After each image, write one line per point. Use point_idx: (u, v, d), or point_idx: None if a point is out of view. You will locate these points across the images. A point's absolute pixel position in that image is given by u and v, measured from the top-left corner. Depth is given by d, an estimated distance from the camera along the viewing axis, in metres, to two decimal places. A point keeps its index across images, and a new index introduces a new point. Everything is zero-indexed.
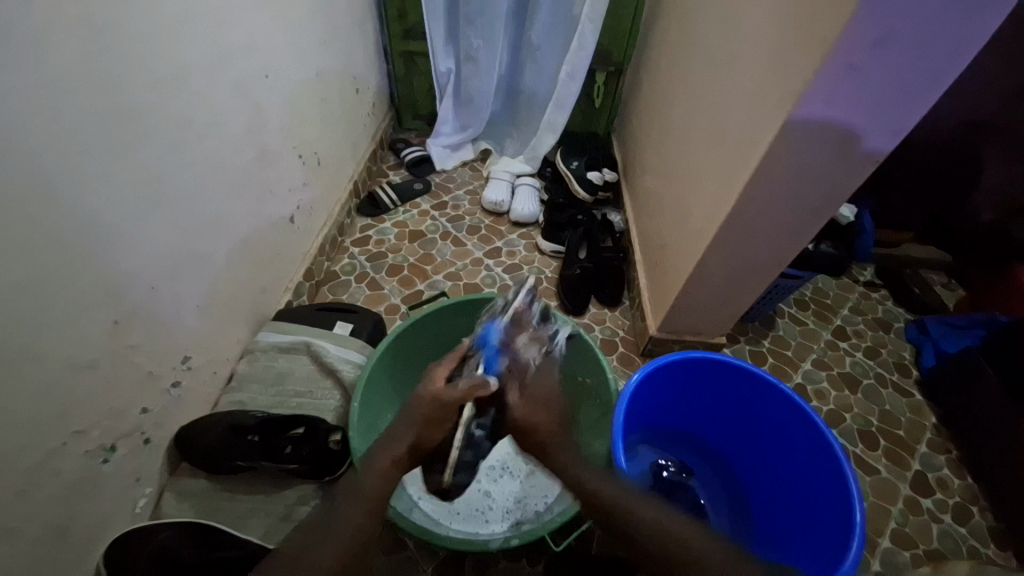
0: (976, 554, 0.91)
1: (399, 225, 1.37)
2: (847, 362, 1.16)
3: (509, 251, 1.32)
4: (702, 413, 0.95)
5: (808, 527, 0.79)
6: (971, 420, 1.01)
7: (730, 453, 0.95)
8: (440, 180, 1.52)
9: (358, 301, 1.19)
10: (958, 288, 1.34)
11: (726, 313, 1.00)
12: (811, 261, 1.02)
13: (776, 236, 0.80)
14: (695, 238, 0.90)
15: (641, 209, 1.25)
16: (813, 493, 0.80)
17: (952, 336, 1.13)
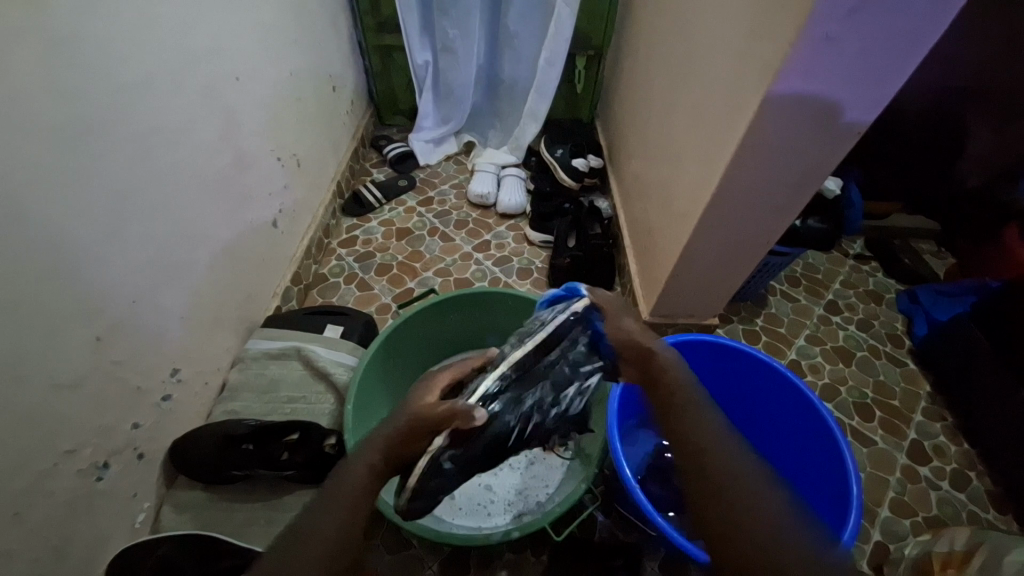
0: (975, 518, 0.92)
1: (386, 223, 1.36)
2: (840, 335, 1.17)
3: (498, 244, 1.31)
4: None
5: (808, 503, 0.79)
6: (967, 386, 1.02)
7: None
8: (425, 176, 1.50)
9: (349, 302, 1.18)
10: (948, 256, 1.33)
11: (717, 294, 1.00)
12: (799, 237, 1.02)
13: (762, 213, 0.80)
14: (681, 220, 0.89)
15: (627, 193, 1.24)
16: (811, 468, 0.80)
17: (943, 303, 1.14)
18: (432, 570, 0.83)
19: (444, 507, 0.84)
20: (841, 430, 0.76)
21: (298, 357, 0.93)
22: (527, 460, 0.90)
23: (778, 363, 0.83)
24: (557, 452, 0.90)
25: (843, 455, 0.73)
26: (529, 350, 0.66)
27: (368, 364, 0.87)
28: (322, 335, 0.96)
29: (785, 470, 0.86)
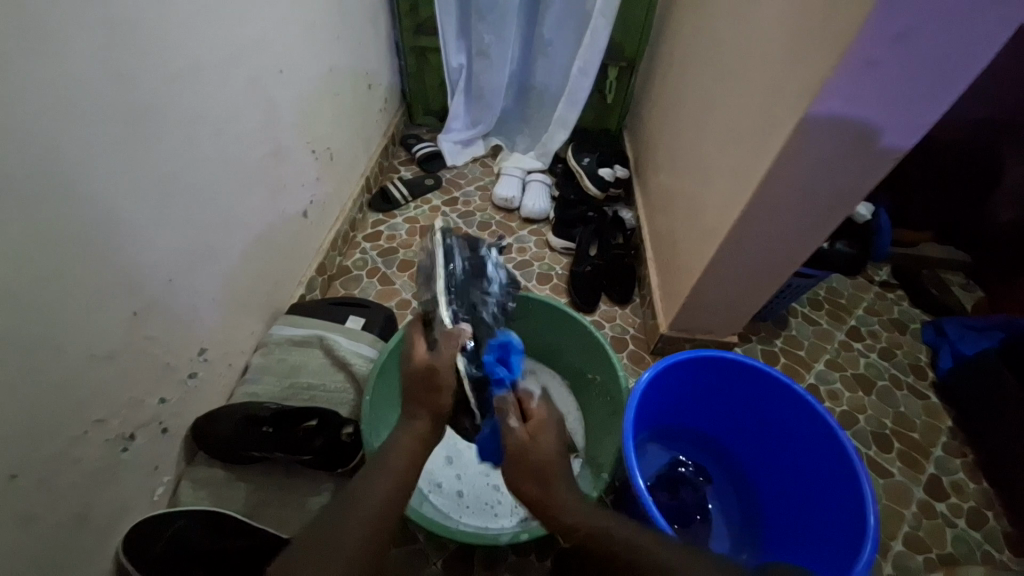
0: (992, 560, 0.89)
1: (410, 220, 1.38)
2: (861, 363, 1.15)
3: (520, 248, 1.32)
4: (715, 414, 0.94)
5: (822, 534, 0.78)
6: (990, 423, 0.99)
7: (745, 458, 0.94)
8: (451, 176, 1.52)
9: (370, 295, 1.20)
10: (977, 289, 1.30)
11: (738, 312, 0.99)
12: (826, 260, 1.01)
13: (791, 234, 0.80)
14: (707, 236, 0.89)
15: (653, 206, 1.24)
16: (825, 497, 0.79)
17: (970, 338, 1.11)
18: (436, 566, 0.83)
19: (453, 504, 0.85)
20: (861, 461, 0.74)
21: (320, 345, 0.95)
22: None
23: (799, 387, 0.82)
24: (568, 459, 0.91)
25: (861, 486, 0.72)
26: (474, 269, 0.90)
27: (387, 357, 0.89)
28: (343, 326, 0.98)
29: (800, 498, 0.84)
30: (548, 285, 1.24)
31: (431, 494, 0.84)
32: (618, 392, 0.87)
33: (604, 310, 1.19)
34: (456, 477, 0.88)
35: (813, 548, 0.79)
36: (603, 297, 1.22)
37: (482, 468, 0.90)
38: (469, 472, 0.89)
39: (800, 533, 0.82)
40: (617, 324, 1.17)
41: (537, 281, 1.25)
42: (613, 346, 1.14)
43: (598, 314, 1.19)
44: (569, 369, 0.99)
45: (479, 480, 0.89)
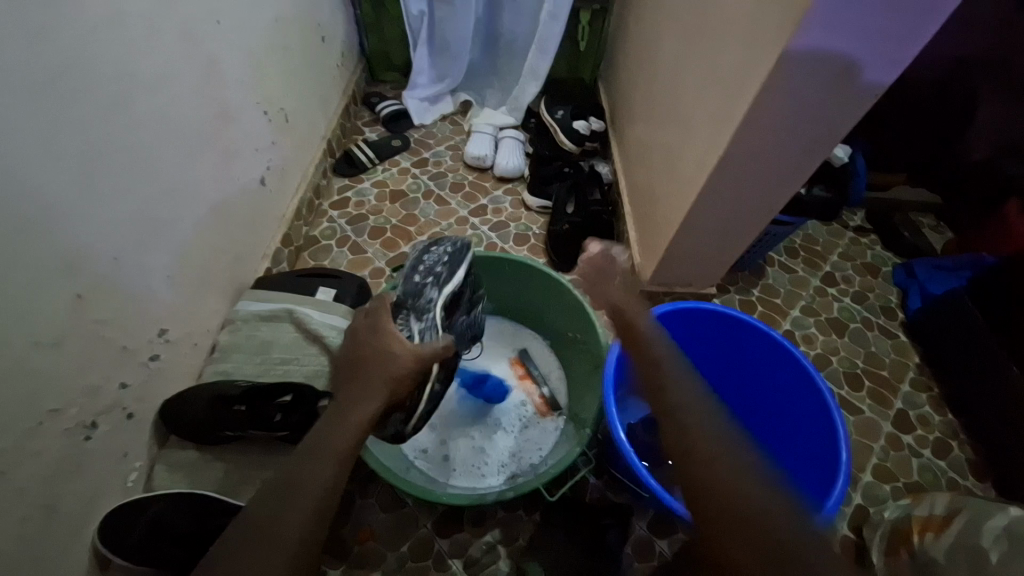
0: (955, 485, 0.95)
1: (379, 184, 1.31)
2: (835, 307, 1.17)
3: (495, 209, 1.28)
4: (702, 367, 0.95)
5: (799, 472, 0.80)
6: (957, 356, 1.03)
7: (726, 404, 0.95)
8: (419, 136, 1.45)
9: (341, 266, 1.15)
10: (946, 232, 1.34)
11: (716, 262, 0.99)
12: (804, 207, 1.00)
13: (768, 179, 0.78)
14: (684, 185, 0.87)
15: (630, 159, 1.20)
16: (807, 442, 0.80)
17: (939, 278, 1.14)
18: (427, 528, 0.84)
19: (438, 471, 0.85)
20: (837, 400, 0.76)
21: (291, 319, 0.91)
22: (522, 424, 0.91)
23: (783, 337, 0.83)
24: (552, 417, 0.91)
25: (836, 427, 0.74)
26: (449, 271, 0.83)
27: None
28: (312, 298, 0.94)
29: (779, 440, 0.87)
30: (526, 245, 1.21)
31: (417, 459, 0.85)
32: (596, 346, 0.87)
33: None
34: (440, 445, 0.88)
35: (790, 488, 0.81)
36: None
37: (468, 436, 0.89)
38: (454, 436, 0.89)
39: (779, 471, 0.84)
40: None
41: (515, 242, 1.22)
42: (594, 304, 1.13)
43: (577, 273, 1.17)
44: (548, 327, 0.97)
45: (464, 446, 0.88)
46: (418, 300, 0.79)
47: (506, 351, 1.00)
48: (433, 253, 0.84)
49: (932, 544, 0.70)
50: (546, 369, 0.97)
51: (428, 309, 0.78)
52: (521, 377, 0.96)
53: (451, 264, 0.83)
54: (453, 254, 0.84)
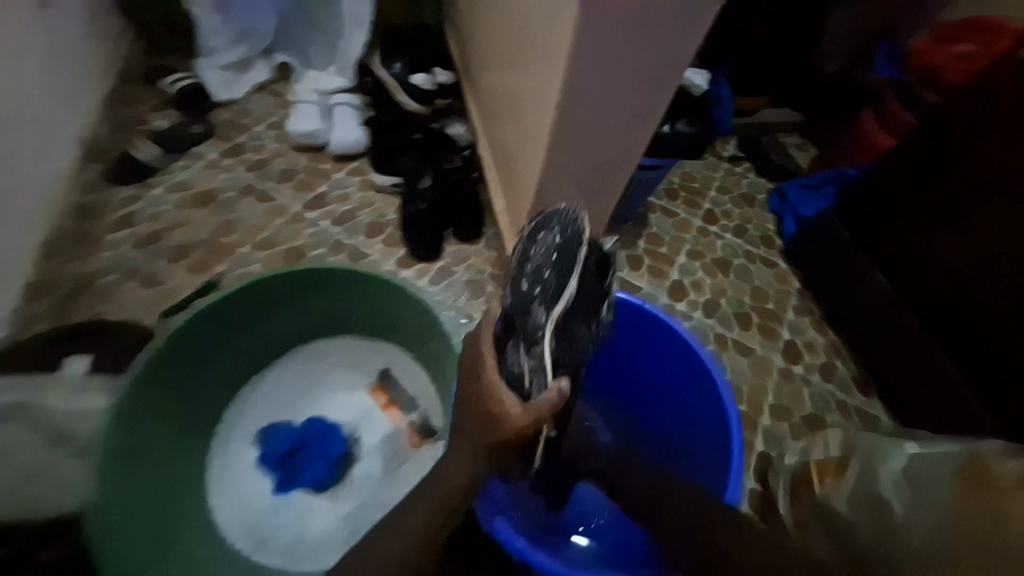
0: (843, 406, 0.97)
1: (180, 188, 1.04)
2: (719, 246, 1.13)
3: (338, 197, 1.06)
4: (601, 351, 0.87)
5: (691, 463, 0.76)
6: (833, 275, 1.03)
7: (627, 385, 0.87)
8: (229, 117, 1.16)
9: (138, 305, 0.90)
10: (811, 148, 1.32)
11: (591, 224, 0.88)
12: (669, 146, 0.93)
13: (619, 119, 0.69)
14: (534, 140, 0.75)
15: (486, 112, 1.03)
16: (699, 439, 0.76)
17: (808, 197, 1.15)
18: None
19: (288, 556, 0.79)
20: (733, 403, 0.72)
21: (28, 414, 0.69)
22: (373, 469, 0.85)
23: (677, 323, 0.78)
24: (427, 447, 0.85)
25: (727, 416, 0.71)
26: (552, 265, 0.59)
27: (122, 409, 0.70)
28: (59, 377, 0.73)
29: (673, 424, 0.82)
30: (381, 236, 1.02)
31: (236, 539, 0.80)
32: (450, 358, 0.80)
33: (453, 251, 1.01)
34: (289, 524, 0.81)
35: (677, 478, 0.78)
36: (449, 235, 1.02)
37: (324, 503, 0.83)
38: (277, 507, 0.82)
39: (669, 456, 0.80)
40: (471, 265, 0.99)
41: (367, 233, 1.02)
42: (471, 292, 0.97)
43: (447, 258, 1.01)
44: (402, 343, 0.88)
45: (319, 516, 0.82)
46: (527, 322, 0.57)
47: (361, 378, 0.92)
48: (549, 231, 0.60)
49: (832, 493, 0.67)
50: (411, 390, 0.89)
51: (540, 335, 0.57)
52: (383, 407, 0.89)
53: (564, 264, 0.59)
54: (563, 247, 0.59)
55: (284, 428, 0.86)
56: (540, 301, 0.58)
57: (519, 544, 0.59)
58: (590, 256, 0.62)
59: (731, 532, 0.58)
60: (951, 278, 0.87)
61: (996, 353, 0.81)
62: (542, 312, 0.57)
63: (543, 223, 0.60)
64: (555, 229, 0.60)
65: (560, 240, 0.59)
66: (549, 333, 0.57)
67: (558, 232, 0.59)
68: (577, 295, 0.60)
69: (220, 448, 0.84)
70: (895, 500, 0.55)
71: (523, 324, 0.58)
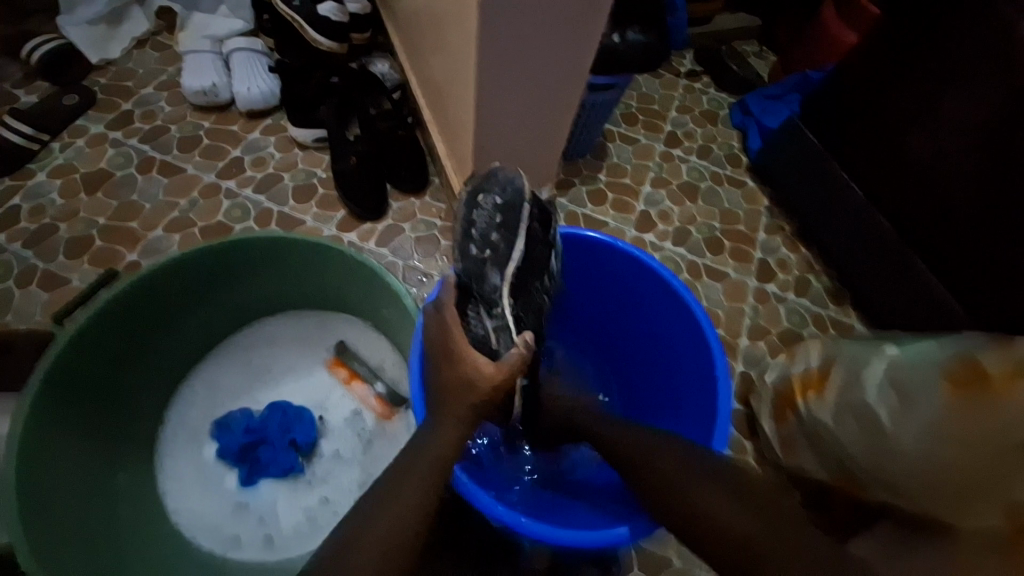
0: (820, 318, 0.94)
1: (62, 172, 0.88)
2: (684, 170, 1.06)
3: (255, 161, 0.92)
4: (572, 303, 0.78)
5: (675, 404, 0.68)
6: (800, 188, 0.99)
7: (603, 332, 0.79)
8: (109, 81, 0.98)
9: (35, 314, 0.77)
10: (769, 54, 1.24)
11: (544, 155, 0.79)
12: (620, 60, 0.81)
13: (556, 23, 0.59)
14: (461, 62, 0.65)
15: (410, 42, 0.89)
16: (680, 375, 0.68)
17: (771, 108, 1.07)
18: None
19: (263, 553, 0.65)
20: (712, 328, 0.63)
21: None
22: (365, 440, 0.73)
23: (651, 258, 0.67)
24: (399, 418, 0.74)
25: (714, 357, 0.61)
26: (495, 225, 0.52)
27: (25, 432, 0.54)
28: None
29: (651, 364, 0.74)
30: (312, 200, 0.90)
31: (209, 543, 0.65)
32: (405, 319, 0.67)
33: (396, 208, 0.90)
34: (258, 522, 0.67)
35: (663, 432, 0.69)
36: (390, 190, 0.91)
37: (294, 492, 0.70)
38: (258, 499, 0.69)
39: (652, 399, 0.73)
40: (419, 221, 0.89)
41: (296, 199, 0.89)
42: (423, 250, 0.88)
43: (390, 215, 0.90)
44: (351, 309, 0.75)
45: (290, 508, 0.68)
46: (481, 287, 0.52)
47: (319, 352, 0.77)
48: (489, 189, 0.52)
49: (818, 406, 0.68)
50: (377, 360, 0.76)
51: (498, 299, 0.51)
52: (347, 381, 0.76)
53: (509, 225, 0.52)
54: (507, 207, 0.52)
55: (241, 418, 0.71)
56: (488, 269, 0.51)
57: (482, 497, 0.51)
58: (536, 210, 0.54)
59: (706, 487, 0.47)
60: (925, 175, 0.80)
61: (966, 249, 0.77)
62: (496, 279, 0.51)
63: (483, 182, 0.53)
64: (494, 189, 0.52)
65: (501, 202, 0.52)
66: (506, 298, 0.51)
67: (499, 195, 0.52)
68: (531, 258, 0.53)
69: (168, 454, 0.69)
70: (880, 407, 0.58)
71: (476, 295, 0.52)
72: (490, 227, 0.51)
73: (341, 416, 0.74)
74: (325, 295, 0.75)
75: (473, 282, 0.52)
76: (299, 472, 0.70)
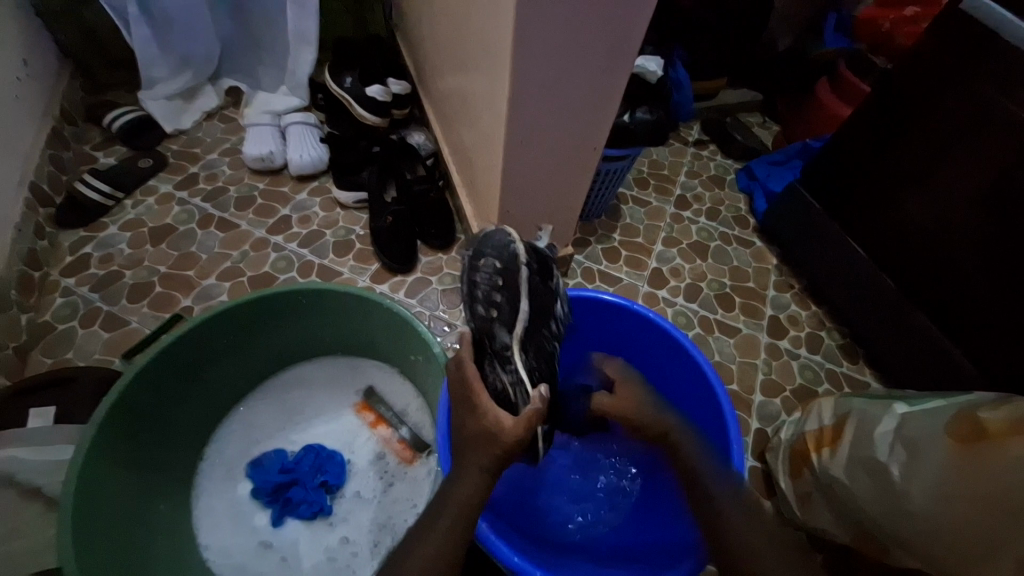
0: (834, 375, 0.96)
1: (132, 226, 0.99)
2: (694, 230, 1.12)
3: (301, 218, 1.02)
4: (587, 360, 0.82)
5: None
6: (806, 248, 1.04)
7: None
8: (179, 147, 1.12)
9: (95, 352, 0.84)
10: (772, 125, 1.34)
11: (562, 217, 0.87)
12: (631, 135, 0.90)
13: (573, 109, 0.68)
14: (490, 139, 0.74)
15: (444, 118, 1.01)
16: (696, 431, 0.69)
17: (776, 172, 1.15)
18: None
19: None
20: (721, 383, 0.65)
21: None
22: (386, 483, 0.76)
23: (661, 318, 0.71)
24: (420, 462, 0.77)
25: (722, 408, 0.63)
26: (498, 285, 0.58)
27: (86, 460, 0.59)
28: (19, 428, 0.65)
29: None
30: (350, 254, 0.98)
31: None
32: (433, 368, 0.72)
33: (425, 262, 0.98)
34: (281, 562, 0.70)
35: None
36: (420, 246, 1.00)
37: (318, 532, 0.72)
38: (282, 539, 0.71)
39: None
40: (445, 274, 0.96)
41: (334, 253, 0.98)
42: (447, 301, 0.94)
43: (419, 269, 0.98)
44: (383, 355, 0.81)
45: (312, 549, 0.71)
46: (493, 344, 0.58)
47: (348, 396, 0.82)
48: (487, 253, 0.60)
49: (832, 462, 0.67)
50: (402, 405, 0.81)
51: (509, 353, 0.57)
52: (373, 424, 0.80)
53: (509, 285, 0.58)
54: (504, 268, 0.58)
55: (274, 457, 0.75)
56: (500, 325, 0.57)
57: (501, 548, 0.52)
58: (534, 265, 0.60)
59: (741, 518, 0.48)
60: (921, 240, 0.84)
61: (971, 309, 0.79)
62: (504, 333, 0.57)
63: (479, 249, 0.61)
64: (489, 254, 0.60)
65: (500, 264, 0.59)
66: (516, 349, 0.57)
67: (495, 257, 0.59)
68: (534, 310, 0.59)
69: (203, 489, 0.73)
70: (892, 463, 0.58)
71: (492, 350, 0.58)
72: (492, 289, 0.58)
73: (365, 459, 0.78)
74: (358, 341, 0.81)
75: (489, 338, 0.58)
76: (323, 514, 0.73)
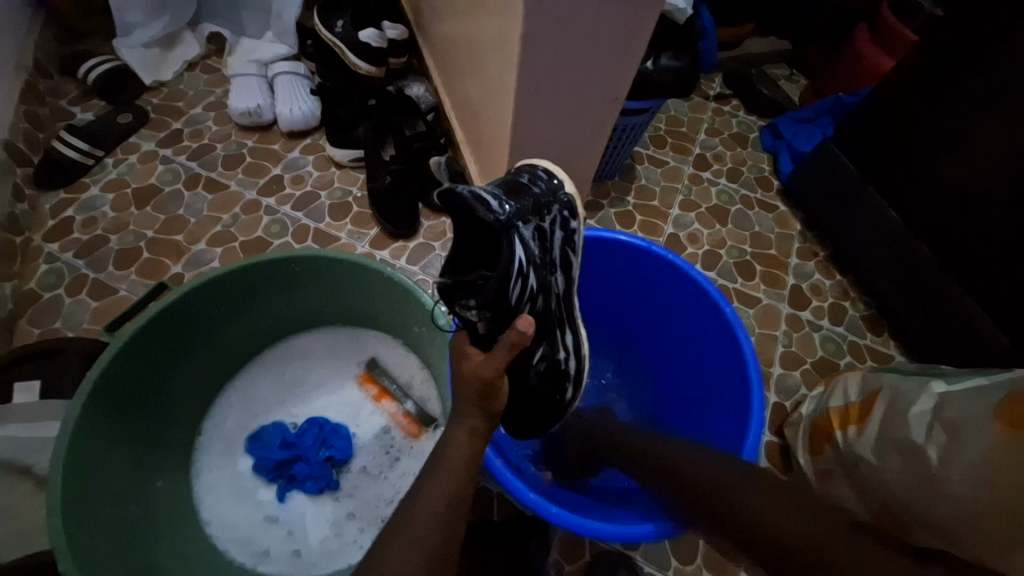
0: (856, 347, 0.92)
1: (115, 187, 0.93)
2: (713, 193, 1.05)
3: (294, 178, 0.96)
4: (624, 313, 0.79)
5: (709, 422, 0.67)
6: (835, 212, 0.97)
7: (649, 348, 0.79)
8: (161, 101, 1.03)
9: (83, 323, 0.80)
10: (800, 78, 1.24)
11: (575, 177, 0.80)
12: (651, 85, 0.82)
13: (591, 55, 0.60)
14: (498, 92, 0.67)
15: (445, 68, 0.93)
16: (713, 391, 0.67)
17: (803, 130, 1.07)
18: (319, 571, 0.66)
19: (293, 567, 0.66)
20: (755, 357, 0.61)
21: None
22: (392, 458, 0.73)
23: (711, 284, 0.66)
24: (427, 435, 0.74)
25: (733, 324, 0.63)
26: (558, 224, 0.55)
27: (73, 440, 0.55)
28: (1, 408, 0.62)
29: (688, 381, 0.72)
30: (348, 217, 0.92)
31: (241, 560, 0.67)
32: (439, 337, 0.69)
33: (428, 226, 0.92)
34: (287, 536, 0.69)
35: (695, 421, 0.68)
36: (422, 209, 0.93)
37: (325, 507, 0.71)
38: (289, 513, 0.70)
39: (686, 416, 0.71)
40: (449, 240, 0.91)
41: (331, 216, 0.92)
42: None
43: (422, 233, 0.92)
44: (384, 324, 0.77)
45: (318, 523, 0.69)
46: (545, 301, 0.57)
47: (350, 367, 0.79)
48: (550, 213, 0.52)
49: (858, 440, 0.64)
50: (406, 377, 0.77)
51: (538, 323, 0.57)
52: (377, 397, 0.77)
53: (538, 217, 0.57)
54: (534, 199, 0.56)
55: (275, 431, 0.73)
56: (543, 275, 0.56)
57: (501, 470, 0.53)
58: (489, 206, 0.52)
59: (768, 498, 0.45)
60: (961, 203, 0.78)
61: (1012, 280, 0.73)
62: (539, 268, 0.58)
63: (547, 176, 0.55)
64: (545, 202, 0.52)
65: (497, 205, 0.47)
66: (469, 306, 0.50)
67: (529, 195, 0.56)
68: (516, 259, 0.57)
69: (203, 463, 0.71)
70: (928, 445, 0.55)
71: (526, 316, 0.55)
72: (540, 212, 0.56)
73: (374, 431, 0.75)
74: (362, 312, 0.76)
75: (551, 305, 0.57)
76: (330, 490, 0.71)
